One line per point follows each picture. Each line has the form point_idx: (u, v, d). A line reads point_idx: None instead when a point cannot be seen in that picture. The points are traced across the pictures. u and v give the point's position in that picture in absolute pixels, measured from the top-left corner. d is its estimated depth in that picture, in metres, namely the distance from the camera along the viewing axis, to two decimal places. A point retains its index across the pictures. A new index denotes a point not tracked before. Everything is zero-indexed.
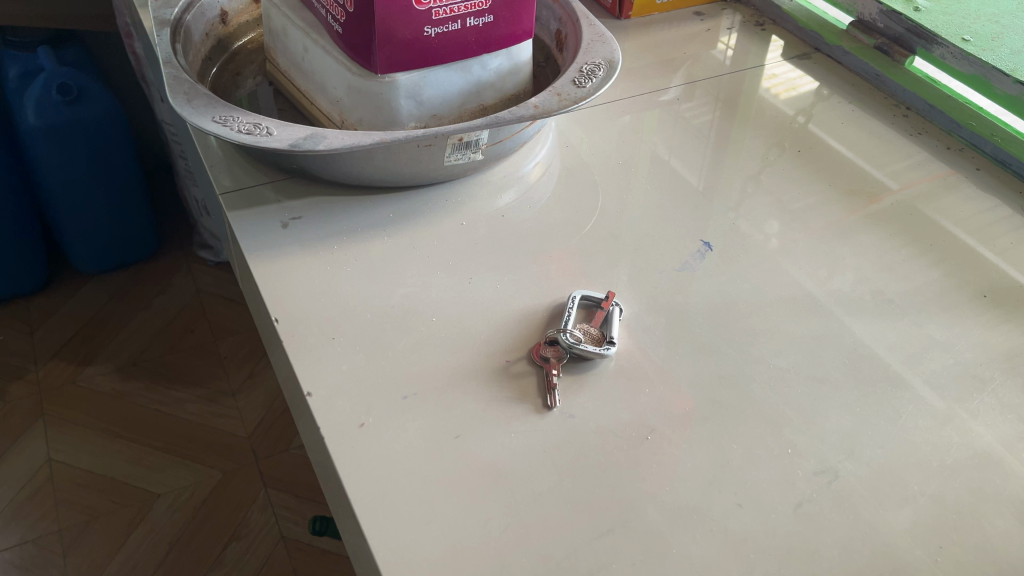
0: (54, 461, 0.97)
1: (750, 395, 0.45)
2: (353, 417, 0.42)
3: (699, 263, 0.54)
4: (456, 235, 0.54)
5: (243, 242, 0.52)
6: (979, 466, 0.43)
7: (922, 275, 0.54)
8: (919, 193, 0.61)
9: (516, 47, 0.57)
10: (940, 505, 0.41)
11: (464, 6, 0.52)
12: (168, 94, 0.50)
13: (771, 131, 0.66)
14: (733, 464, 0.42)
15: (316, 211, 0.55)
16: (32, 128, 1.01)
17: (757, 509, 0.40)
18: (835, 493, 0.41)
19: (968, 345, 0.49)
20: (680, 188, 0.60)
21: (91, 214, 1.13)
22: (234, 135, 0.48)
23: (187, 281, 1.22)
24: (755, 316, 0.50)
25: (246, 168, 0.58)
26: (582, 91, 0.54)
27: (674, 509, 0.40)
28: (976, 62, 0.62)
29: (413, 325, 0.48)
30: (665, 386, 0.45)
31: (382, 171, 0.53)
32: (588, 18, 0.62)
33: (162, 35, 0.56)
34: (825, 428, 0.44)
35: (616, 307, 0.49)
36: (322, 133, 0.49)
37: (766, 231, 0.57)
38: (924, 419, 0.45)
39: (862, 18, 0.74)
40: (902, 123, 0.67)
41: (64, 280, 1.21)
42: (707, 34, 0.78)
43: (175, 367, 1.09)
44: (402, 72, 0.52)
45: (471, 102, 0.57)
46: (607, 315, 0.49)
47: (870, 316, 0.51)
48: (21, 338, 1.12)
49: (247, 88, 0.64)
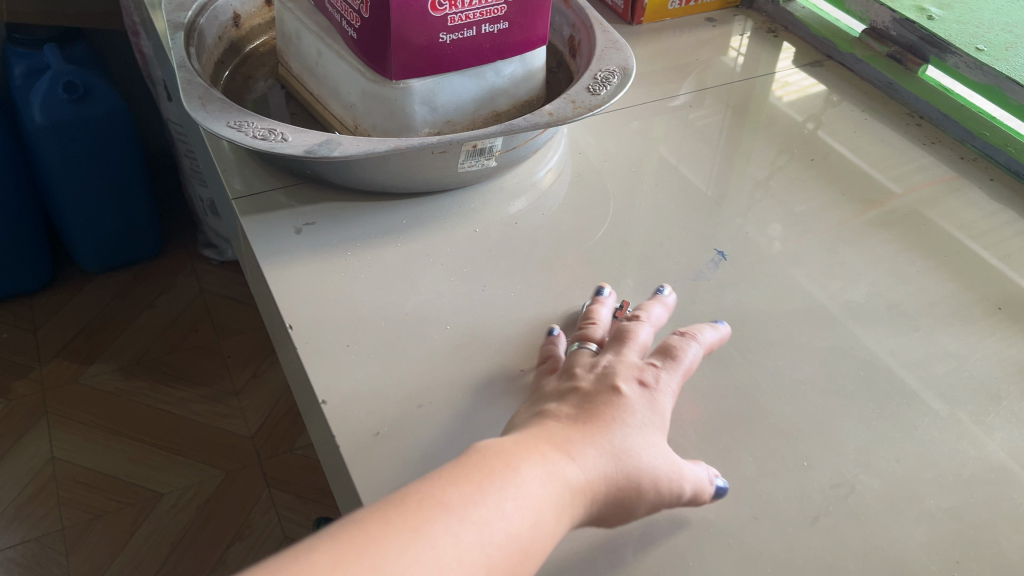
0: (57, 459, 0.97)
1: (763, 407, 0.45)
2: (367, 425, 0.42)
3: (712, 272, 0.54)
4: (469, 242, 0.54)
5: (256, 247, 0.52)
6: (996, 481, 0.43)
7: (937, 287, 0.54)
8: (921, 198, 0.61)
9: (530, 54, 0.57)
10: (957, 520, 0.41)
11: (480, 12, 0.51)
12: (182, 99, 0.50)
13: (782, 138, 0.66)
14: (748, 477, 0.42)
15: (329, 217, 0.55)
16: (38, 127, 1.01)
17: (773, 522, 0.40)
18: (850, 507, 0.41)
19: (983, 358, 0.49)
20: (692, 195, 0.60)
21: (96, 213, 1.12)
22: (248, 141, 0.48)
23: (191, 281, 1.22)
24: (768, 326, 0.50)
25: (259, 172, 0.57)
26: (597, 99, 0.53)
27: (689, 523, 0.40)
28: (990, 71, 0.62)
29: (426, 333, 0.48)
30: (679, 398, 0.45)
31: (395, 177, 0.53)
32: (602, 25, 0.62)
33: (175, 38, 0.56)
34: (841, 441, 0.44)
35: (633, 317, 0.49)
36: (336, 139, 0.49)
37: (769, 236, 0.57)
38: (940, 432, 0.45)
39: (875, 26, 0.73)
40: (914, 133, 0.67)
41: (68, 278, 1.20)
42: (718, 40, 0.78)
43: (179, 367, 1.09)
44: (417, 79, 0.52)
45: (485, 109, 0.57)
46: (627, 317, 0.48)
47: (884, 327, 0.51)
48: (25, 335, 1.12)
49: (258, 91, 0.64)
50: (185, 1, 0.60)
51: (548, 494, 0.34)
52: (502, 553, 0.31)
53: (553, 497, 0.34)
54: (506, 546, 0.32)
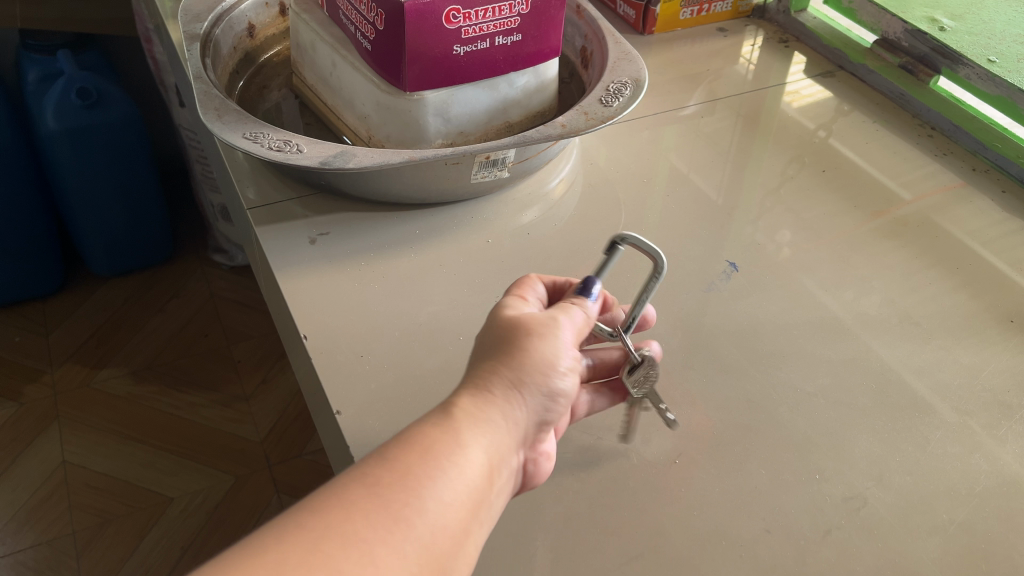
0: (68, 464, 0.98)
1: (776, 419, 0.45)
2: (381, 437, 0.43)
3: (724, 283, 0.54)
4: (482, 253, 0.54)
5: (271, 257, 0.52)
6: (1009, 495, 0.43)
7: (948, 299, 0.54)
8: (930, 205, 0.61)
9: (543, 66, 0.58)
10: (970, 535, 0.41)
11: (493, 25, 0.52)
12: (199, 110, 0.51)
13: (792, 147, 0.67)
14: (762, 490, 0.42)
15: (344, 227, 0.55)
16: (50, 132, 1.01)
17: (786, 536, 0.40)
18: (863, 520, 0.41)
19: (995, 371, 0.49)
20: (703, 205, 0.60)
21: (108, 218, 1.13)
22: (264, 152, 0.48)
23: (202, 286, 1.22)
24: (780, 338, 0.50)
25: (273, 182, 0.58)
26: (609, 110, 0.54)
27: (702, 536, 0.40)
28: (1002, 83, 0.62)
29: (440, 343, 0.48)
30: (691, 409, 0.46)
31: (408, 187, 0.54)
32: (614, 35, 0.63)
33: (192, 49, 0.57)
34: (853, 454, 0.44)
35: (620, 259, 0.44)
36: (351, 150, 0.49)
37: (777, 242, 0.57)
38: (952, 445, 0.45)
39: (886, 36, 0.73)
40: (926, 143, 0.67)
41: (80, 282, 1.21)
42: (729, 50, 0.78)
43: (188, 371, 1.10)
44: (430, 90, 0.53)
45: (497, 120, 0.58)
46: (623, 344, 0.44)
47: (896, 339, 0.51)
48: (37, 339, 1.12)
49: (272, 100, 0.64)
50: (201, 12, 0.61)
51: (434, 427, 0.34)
52: (393, 486, 0.31)
53: (445, 428, 0.34)
54: (391, 480, 0.31)
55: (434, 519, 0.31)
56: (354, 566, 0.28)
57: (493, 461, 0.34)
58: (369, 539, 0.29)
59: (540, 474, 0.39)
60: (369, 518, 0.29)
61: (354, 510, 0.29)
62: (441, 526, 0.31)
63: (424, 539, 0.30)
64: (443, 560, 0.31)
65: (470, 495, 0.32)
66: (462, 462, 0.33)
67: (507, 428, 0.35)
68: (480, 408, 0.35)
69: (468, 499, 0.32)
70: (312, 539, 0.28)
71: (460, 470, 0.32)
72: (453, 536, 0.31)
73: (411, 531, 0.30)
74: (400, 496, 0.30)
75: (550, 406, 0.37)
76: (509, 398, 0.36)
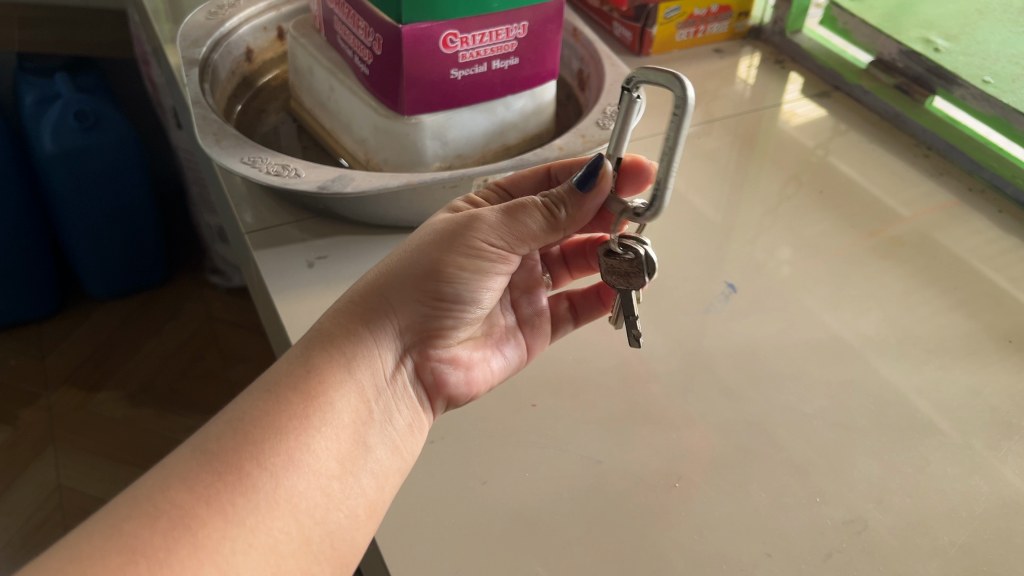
0: (64, 489, 0.97)
1: (776, 440, 0.45)
2: None
3: (723, 304, 0.54)
4: None
5: (269, 281, 0.52)
6: (1010, 516, 0.42)
7: (947, 318, 0.54)
8: (927, 223, 0.62)
9: (539, 89, 0.58)
10: (971, 556, 0.41)
11: (490, 49, 0.52)
12: (197, 135, 0.51)
13: (789, 166, 0.67)
14: (762, 512, 0.42)
15: (342, 250, 0.55)
16: (49, 155, 1.01)
17: (787, 559, 0.40)
18: (864, 542, 0.41)
19: (995, 391, 0.49)
20: (701, 225, 0.61)
21: (105, 241, 1.13)
22: (262, 176, 0.48)
23: (198, 308, 1.22)
24: (780, 360, 0.50)
25: (271, 206, 0.58)
26: (606, 133, 0.54)
27: (701, 559, 0.40)
28: (997, 103, 0.62)
29: None
30: (690, 430, 0.46)
31: (406, 210, 0.54)
32: (611, 59, 0.63)
33: (190, 75, 0.57)
34: (854, 476, 0.44)
35: (639, 104, 0.39)
36: (350, 174, 0.49)
37: (775, 261, 0.58)
38: (953, 467, 0.45)
39: (882, 57, 0.72)
40: (923, 164, 0.68)
41: (76, 304, 1.21)
42: (726, 71, 0.78)
43: (185, 394, 1.09)
44: (427, 114, 0.53)
45: (495, 143, 0.58)
46: (635, 239, 0.42)
47: (895, 358, 0.51)
48: (33, 362, 1.12)
49: (270, 124, 0.64)
50: (200, 37, 0.61)
51: (295, 366, 0.37)
52: (222, 438, 0.34)
53: (304, 364, 0.37)
54: (233, 437, 0.34)
55: (269, 461, 0.34)
56: (162, 538, 0.30)
57: (353, 380, 0.38)
58: (181, 520, 0.31)
59: (460, 383, 0.43)
60: (186, 487, 0.32)
61: (170, 479, 0.32)
62: (280, 462, 0.34)
63: (252, 487, 0.33)
64: (292, 493, 0.34)
65: (323, 419, 0.36)
66: (312, 387, 0.36)
67: (372, 336, 0.39)
68: (339, 328, 0.39)
69: (320, 426, 0.35)
70: (120, 519, 0.30)
71: (309, 396, 0.36)
72: (300, 468, 0.34)
73: (239, 487, 0.32)
74: (228, 445, 0.34)
75: (433, 308, 0.41)
76: (373, 307, 0.39)
